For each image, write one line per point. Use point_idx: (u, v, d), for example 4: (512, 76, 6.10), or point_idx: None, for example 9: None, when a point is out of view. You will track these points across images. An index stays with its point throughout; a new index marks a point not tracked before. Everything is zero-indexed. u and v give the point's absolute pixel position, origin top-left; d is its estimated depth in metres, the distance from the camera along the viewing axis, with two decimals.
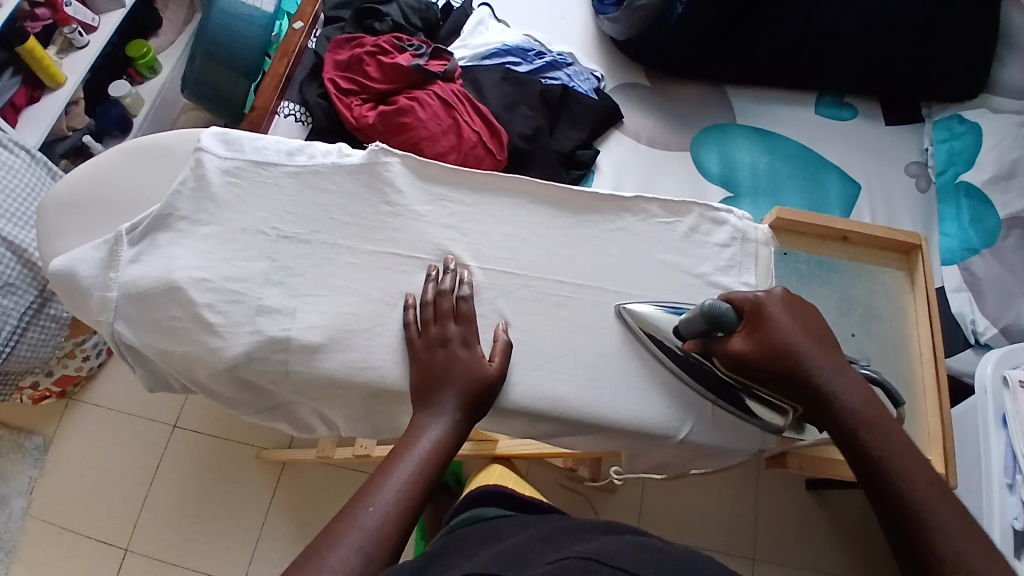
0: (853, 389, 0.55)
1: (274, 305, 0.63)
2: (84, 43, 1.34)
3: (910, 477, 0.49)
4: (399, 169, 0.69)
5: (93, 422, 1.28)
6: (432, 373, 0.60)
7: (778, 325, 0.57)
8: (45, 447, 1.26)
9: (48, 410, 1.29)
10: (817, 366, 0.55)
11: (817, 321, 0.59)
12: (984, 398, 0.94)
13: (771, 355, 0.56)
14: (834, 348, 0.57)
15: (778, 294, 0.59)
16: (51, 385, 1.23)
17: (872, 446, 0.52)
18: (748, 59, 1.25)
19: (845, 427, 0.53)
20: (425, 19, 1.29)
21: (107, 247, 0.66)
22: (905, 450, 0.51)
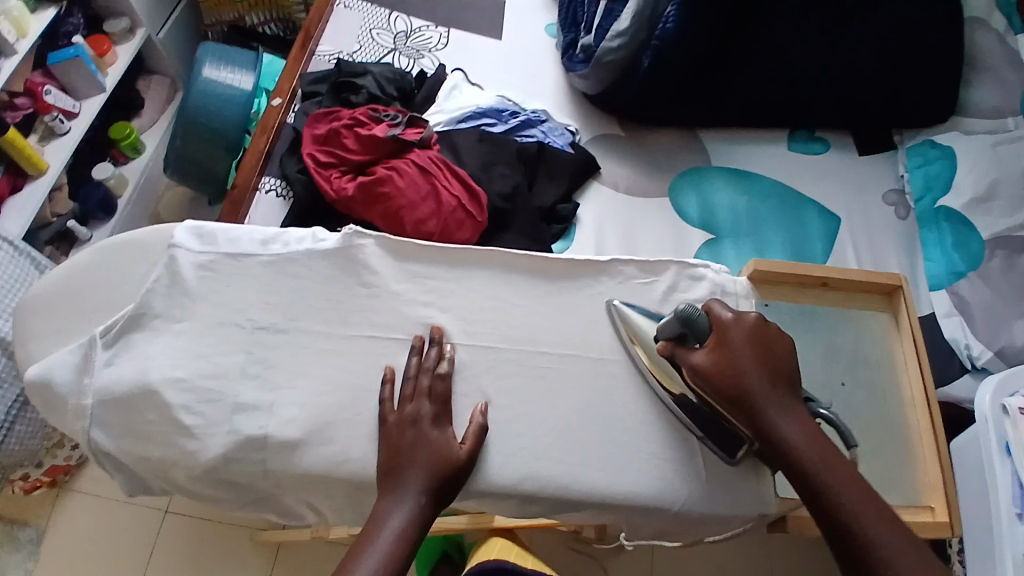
0: (799, 425, 0.58)
1: (251, 401, 0.62)
2: (65, 129, 1.36)
3: (847, 498, 0.54)
4: (374, 250, 0.69)
5: (86, 510, 1.22)
6: (405, 458, 0.58)
7: (738, 353, 0.60)
8: (38, 539, 1.20)
9: (38, 501, 1.22)
10: (768, 404, 0.58)
11: (775, 349, 0.61)
12: (986, 427, 0.90)
13: (730, 374, 0.59)
14: (787, 387, 0.60)
15: (750, 319, 0.62)
16: (40, 476, 1.17)
17: (826, 479, 0.55)
18: (719, 104, 1.27)
19: (794, 462, 0.57)
20: (401, 87, 1.31)
21: (83, 350, 0.65)
22: (855, 489, 0.55)
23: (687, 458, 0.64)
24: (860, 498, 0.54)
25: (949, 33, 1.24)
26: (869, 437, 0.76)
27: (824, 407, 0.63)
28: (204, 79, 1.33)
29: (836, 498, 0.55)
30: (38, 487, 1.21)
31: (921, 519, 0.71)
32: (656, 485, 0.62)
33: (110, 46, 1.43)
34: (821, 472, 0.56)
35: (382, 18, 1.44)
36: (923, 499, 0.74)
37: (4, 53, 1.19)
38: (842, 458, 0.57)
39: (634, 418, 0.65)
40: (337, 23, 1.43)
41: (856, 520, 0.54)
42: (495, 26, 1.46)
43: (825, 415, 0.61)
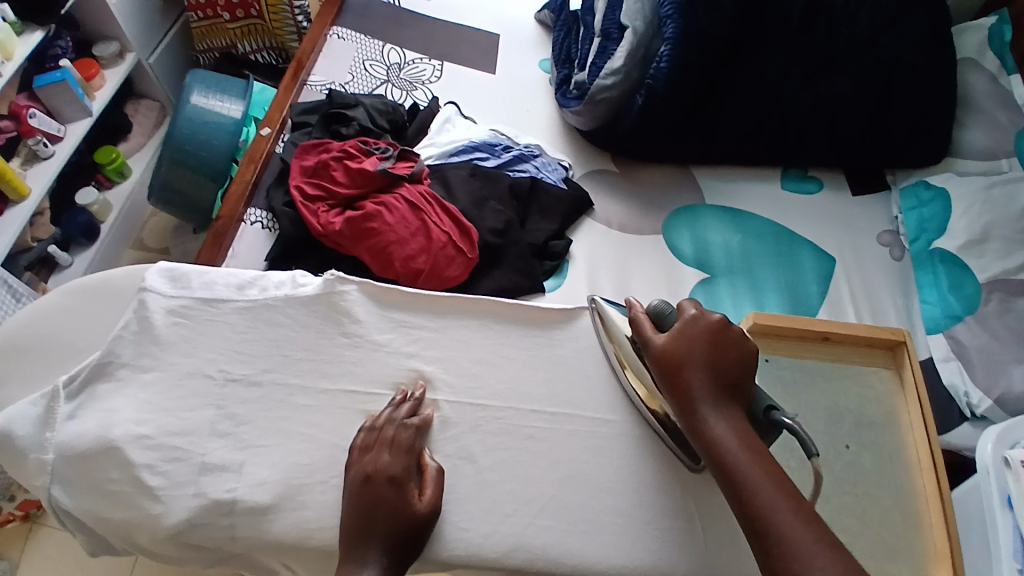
0: (730, 425, 0.56)
1: (220, 461, 0.58)
2: (49, 154, 1.31)
3: (762, 495, 0.52)
4: (357, 297, 0.67)
5: (60, 548, 1.07)
6: (371, 519, 0.53)
7: (685, 351, 0.59)
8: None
9: (10, 534, 1.08)
10: (700, 403, 0.57)
11: (725, 356, 0.59)
12: (988, 479, 0.82)
13: (677, 367, 0.59)
14: (731, 392, 0.58)
15: (714, 318, 0.61)
16: (14, 508, 1.04)
17: (748, 478, 0.53)
18: (711, 143, 1.26)
19: (722, 462, 0.54)
20: (393, 120, 1.29)
21: (45, 401, 0.60)
22: (778, 491, 0.52)
23: (688, 528, 0.60)
24: (784, 505, 0.51)
25: (941, 75, 1.23)
26: (875, 503, 0.74)
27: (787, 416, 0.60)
28: (192, 105, 1.30)
29: (759, 501, 0.52)
30: (9, 520, 1.07)
31: None
32: (652, 557, 0.58)
33: (98, 69, 1.40)
34: (745, 473, 0.53)
35: (376, 50, 1.43)
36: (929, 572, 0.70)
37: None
38: (775, 464, 0.54)
39: (627, 482, 0.61)
40: (330, 53, 1.41)
41: (773, 524, 0.50)
42: (488, 60, 1.46)
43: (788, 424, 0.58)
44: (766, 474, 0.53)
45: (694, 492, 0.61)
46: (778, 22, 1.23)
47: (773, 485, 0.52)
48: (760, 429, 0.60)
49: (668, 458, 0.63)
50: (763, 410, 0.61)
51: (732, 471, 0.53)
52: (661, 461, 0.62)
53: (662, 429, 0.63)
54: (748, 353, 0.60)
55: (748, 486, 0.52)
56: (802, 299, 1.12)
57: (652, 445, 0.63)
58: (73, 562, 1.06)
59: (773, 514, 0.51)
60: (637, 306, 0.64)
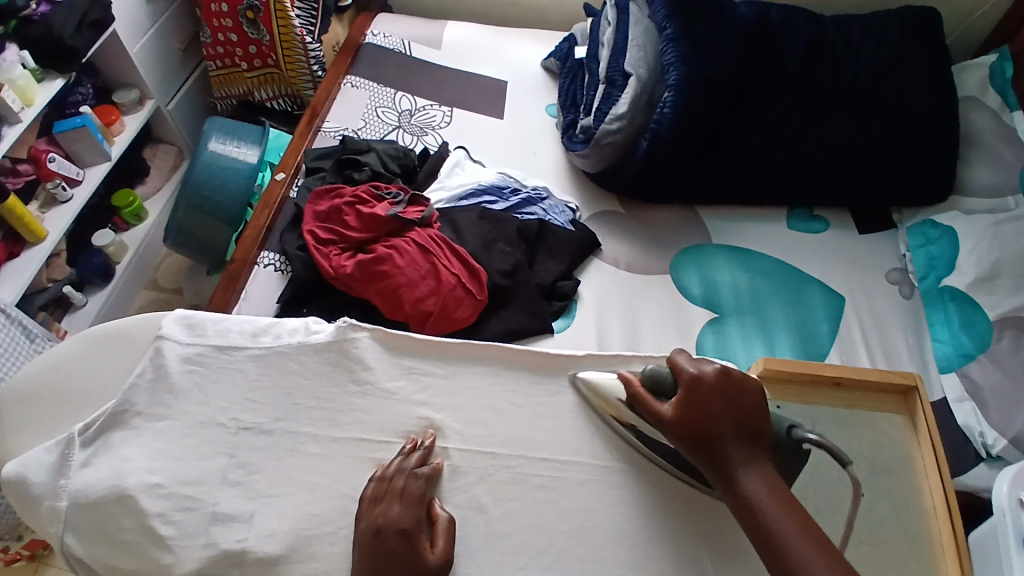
0: (757, 477, 0.55)
1: (231, 511, 0.58)
2: (67, 197, 1.36)
3: (793, 543, 0.52)
4: (368, 344, 0.67)
5: None
6: (381, 571, 0.53)
7: (707, 405, 0.58)
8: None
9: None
10: (732, 459, 0.56)
11: (745, 406, 0.59)
12: (1003, 520, 0.80)
13: (698, 428, 0.57)
14: (754, 442, 0.58)
15: (713, 370, 0.59)
16: (21, 549, 1.04)
17: (778, 529, 0.53)
18: (717, 183, 1.28)
19: (751, 515, 0.54)
20: (404, 164, 1.32)
21: (60, 448, 0.60)
22: (808, 535, 0.52)
23: None
24: (814, 551, 0.51)
25: (941, 116, 1.25)
26: (892, 551, 0.72)
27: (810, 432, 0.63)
28: (210, 151, 1.34)
29: (797, 556, 0.51)
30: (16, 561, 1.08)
31: None
32: None
33: (118, 115, 1.46)
34: (775, 523, 0.53)
35: (387, 97, 1.48)
36: None
37: (7, 121, 1.18)
38: (803, 512, 0.54)
39: (639, 533, 0.60)
40: (343, 101, 1.46)
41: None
42: (496, 106, 1.50)
43: (813, 438, 0.61)
44: (803, 530, 0.53)
45: (708, 544, 0.60)
46: (778, 68, 1.27)
47: (809, 539, 0.52)
48: (786, 454, 0.62)
49: (681, 507, 0.62)
50: (785, 430, 0.63)
51: (765, 526, 0.53)
52: (674, 510, 0.61)
53: (685, 476, 0.62)
54: (762, 399, 0.60)
55: (785, 543, 0.52)
56: (812, 339, 1.11)
57: (665, 494, 0.62)
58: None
59: (814, 570, 0.50)
60: (633, 383, 0.62)
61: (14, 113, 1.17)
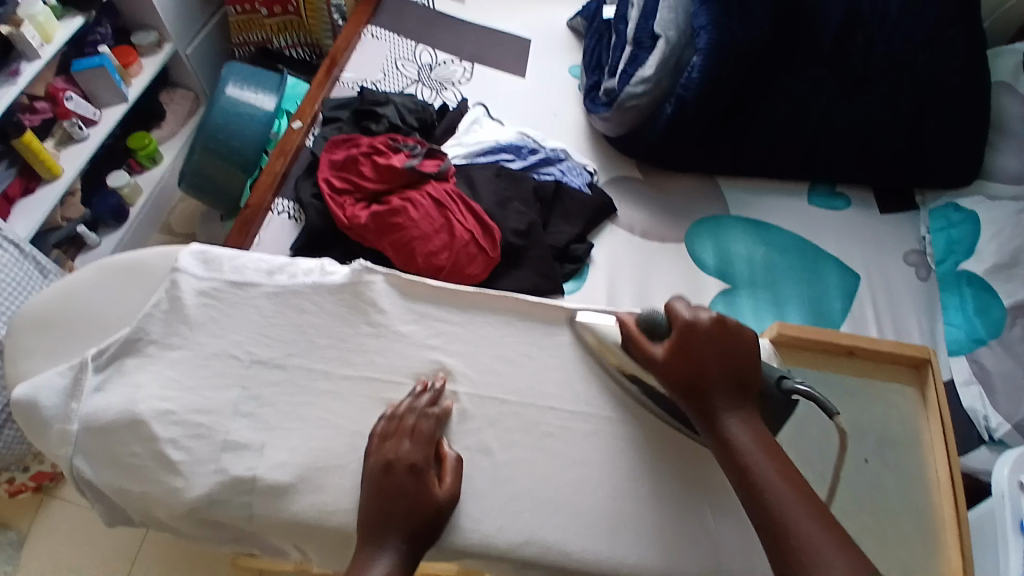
0: (742, 424, 0.56)
1: (242, 440, 0.59)
2: (83, 136, 1.35)
3: (772, 486, 0.52)
4: (383, 287, 0.67)
5: (64, 521, 1.17)
6: (390, 505, 0.54)
7: (699, 350, 0.58)
8: (19, 545, 1.14)
9: (21, 506, 1.18)
10: (718, 405, 0.57)
11: (738, 354, 0.58)
12: (1003, 504, 0.80)
13: (687, 370, 0.57)
14: (743, 389, 0.58)
15: (708, 317, 0.59)
16: (27, 480, 1.14)
17: (758, 474, 0.53)
18: (740, 152, 1.25)
19: (733, 461, 0.54)
20: (421, 118, 1.30)
21: (72, 373, 0.62)
22: (786, 481, 0.52)
23: (701, 534, 0.59)
24: (792, 497, 0.51)
25: (977, 96, 1.21)
26: (891, 521, 0.73)
27: (801, 383, 0.58)
28: (227, 97, 1.33)
29: (773, 497, 0.52)
30: (23, 491, 1.17)
31: None
32: (664, 561, 0.58)
33: (136, 58, 1.44)
34: (757, 470, 0.53)
35: (407, 49, 1.45)
36: None
37: (26, 57, 1.15)
38: (787, 461, 0.54)
39: (643, 484, 0.61)
40: (363, 51, 1.43)
41: (785, 515, 0.51)
42: (519, 64, 1.47)
43: (801, 390, 0.57)
44: (778, 471, 0.53)
45: (710, 498, 0.61)
46: (812, 37, 1.22)
47: (784, 482, 0.52)
48: (773, 405, 0.60)
49: (681, 463, 0.62)
50: (775, 381, 0.60)
51: (746, 471, 0.54)
52: (679, 466, 0.62)
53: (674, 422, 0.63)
54: (755, 350, 0.59)
55: (763, 487, 0.52)
56: (823, 315, 1.11)
57: (671, 450, 0.62)
58: (84, 536, 1.15)
59: (785, 509, 0.51)
60: (628, 324, 0.62)
61: (32, 48, 1.15)
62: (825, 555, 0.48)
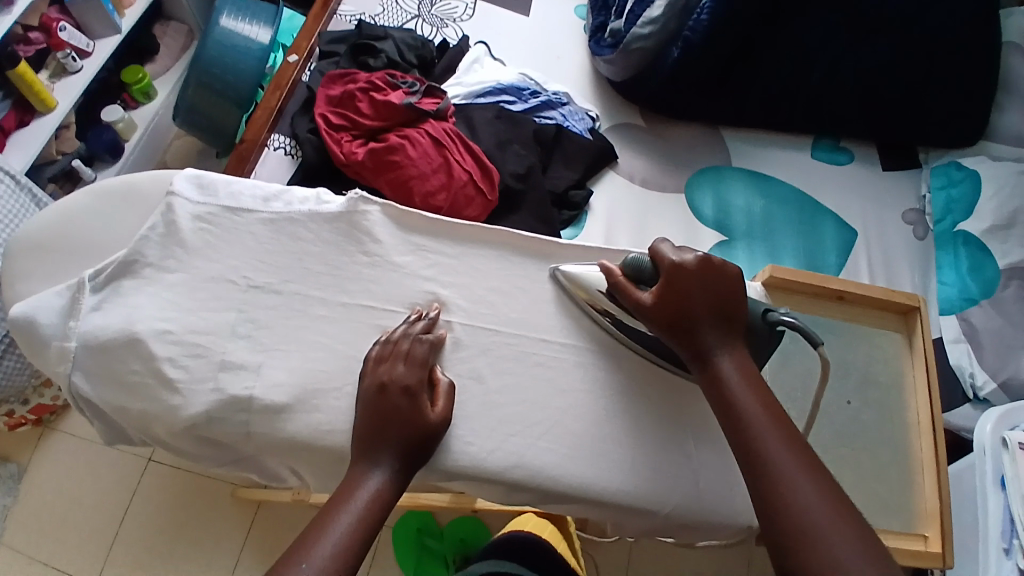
0: (727, 358, 0.57)
1: (240, 360, 0.60)
2: (78, 68, 1.31)
3: (754, 417, 0.53)
4: (378, 218, 0.67)
5: (66, 453, 1.20)
6: (384, 425, 0.55)
7: (685, 288, 0.58)
8: (19, 476, 1.18)
9: (23, 438, 1.21)
10: (704, 340, 0.57)
11: (725, 291, 0.59)
12: (983, 458, 0.86)
13: (676, 310, 0.58)
14: (729, 324, 0.58)
15: (694, 257, 0.59)
16: (27, 412, 1.16)
17: (741, 406, 0.54)
18: (745, 101, 1.23)
19: (718, 394, 0.56)
20: (421, 56, 1.26)
21: (69, 294, 0.62)
22: (768, 411, 0.54)
23: (685, 463, 0.61)
24: (772, 426, 0.53)
25: (990, 50, 1.19)
26: (871, 458, 0.77)
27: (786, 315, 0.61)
28: (221, 28, 1.28)
29: (754, 427, 0.53)
30: (23, 424, 1.20)
31: (914, 547, 0.71)
32: (649, 486, 0.60)
33: None
34: (741, 402, 0.54)
35: None
36: (917, 527, 0.74)
37: None
38: (769, 392, 0.55)
39: (632, 414, 0.63)
40: None
41: (766, 446, 0.52)
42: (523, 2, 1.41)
43: (787, 321, 0.60)
44: (763, 405, 0.54)
45: (694, 430, 0.63)
46: None
47: (767, 416, 0.53)
48: (759, 335, 0.61)
49: (667, 396, 0.64)
50: (760, 313, 0.61)
51: (729, 403, 0.55)
52: (666, 399, 0.63)
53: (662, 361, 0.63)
54: (741, 286, 0.60)
55: (745, 418, 0.54)
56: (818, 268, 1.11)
57: (659, 384, 0.64)
58: (85, 467, 1.19)
59: (767, 439, 0.52)
60: (614, 273, 0.61)
61: None
62: (799, 480, 0.49)
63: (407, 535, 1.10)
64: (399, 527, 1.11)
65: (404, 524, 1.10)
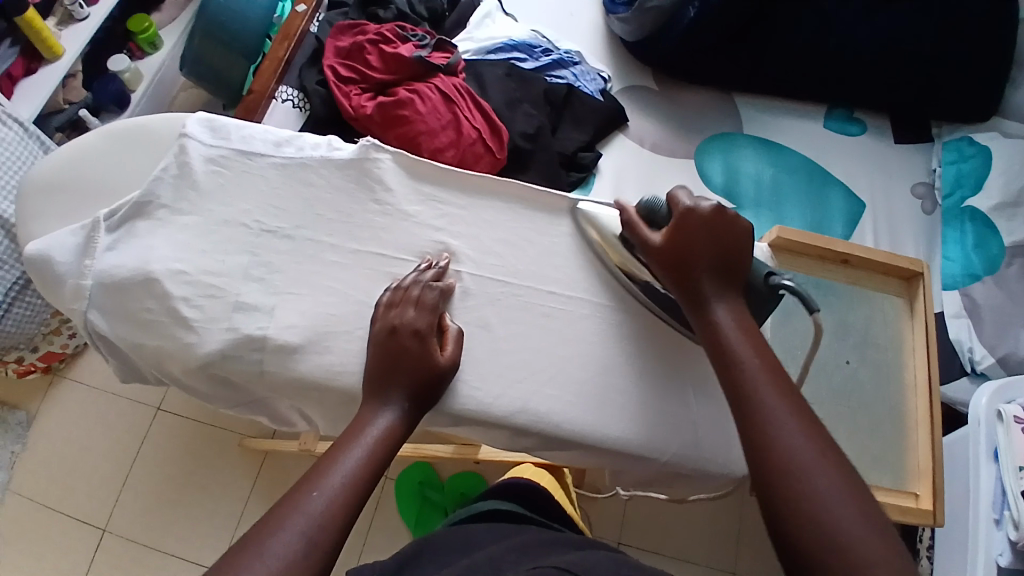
0: (728, 310, 0.57)
1: (253, 302, 0.61)
2: (85, 16, 1.29)
3: (749, 367, 0.54)
4: (390, 166, 0.67)
5: (75, 402, 1.23)
6: (393, 366, 0.57)
7: (692, 238, 0.59)
8: (28, 424, 1.21)
9: (33, 385, 1.24)
10: (706, 290, 0.58)
11: (729, 244, 0.59)
12: (978, 431, 0.88)
13: (683, 255, 0.59)
14: (732, 277, 0.59)
15: (705, 206, 0.59)
16: (36, 360, 1.18)
17: (736, 356, 0.55)
18: (760, 66, 1.21)
19: (716, 344, 0.56)
20: (431, 9, 1.24)
21: (85, 233, 0.63)
22: (763, 365, 0.54)
23: (685, 414, 0.63)
24: (766, 378, 0.53)
25: (1013, 20, 1.16)
26: (867, 417, 0.80)
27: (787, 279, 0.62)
28: None
29: (746, 377, 0.53)
30: (31, 372, 1.22)
31: (905, 502, 0.75)
32: (649, 434, 0.62)
33: None
34: (736, 354, 0.55)
35: None
36: (909, 484, 0.78)
37: None
38: (766, 347, 0.56)
39: (634, 366, 0.64)
40: None
41: (758, 393, 0.52)
42: None
43: (787, 287, 0.60)
44: (757, 355, 0.54)
45: (696, 383, 0.64)
46: None
47: (762, 365, 0.53)
48: (759, 296, 0.61)
49: (670, 350, 0.65)
50: (763, 277, 0.62)
51: (725, 353, 0.55)
52: (669, 353, 0.65)
53: (664, 314, 0.64)
54: (748, 241, 0.60)
55: (739, 368, 0.54)
56: None
57: (663, 338, 0.65)
58: (93, 415, 1.22)
59: (759, 387, 0.52)
60: (628, 210, 0.63)
61: None
62: (788, 429, 0.50)
63: (409, 487, 1.13)
64: (402, 478, 1.14)
65: (407, 477, 1.14)
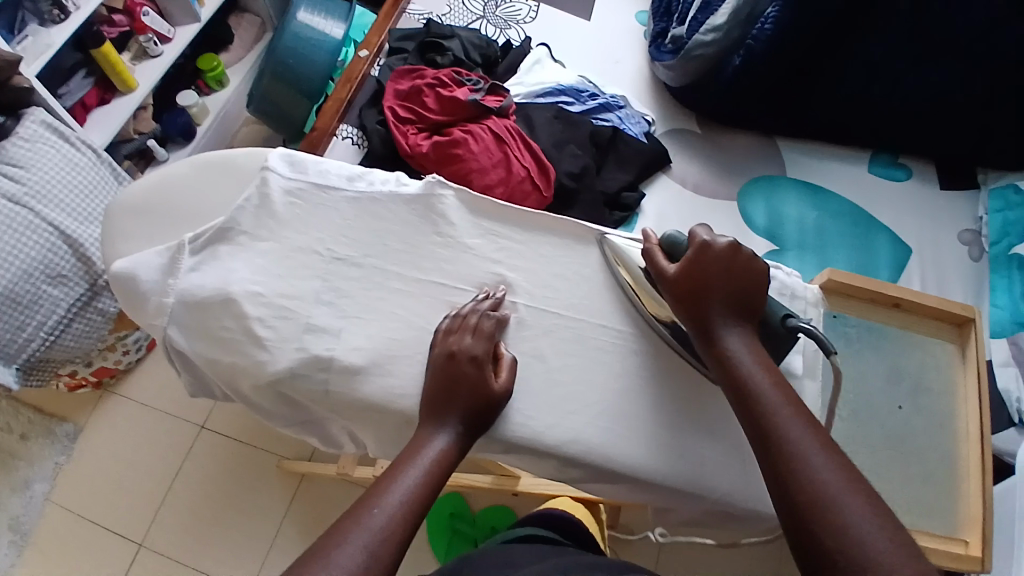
0: (745, 342, 0.59)
1: (322, 324, 0.65)
2: (157, 53, 1.41)
3: (767, 395, 0.55)
4: (453, 202, 0.72)
5: (126, 416, 1.29)
6: (452, 390, 0.60)
7: (709, 273, 0.61)
8: (73, 437, 1.27)
9: (83, 400, 1.31)
10: (719, 320, 0.59)
11: (744, 279, 0.61)
12: None
13: (694, 285, 0.60)
14: (749, 311, 0.60)
15: (724, 242, 0.62)
16: (89, 375, 1.25)
17: (751, 383, 0.56)
18: (804, 113, 1.23)
19: (731, 370, 0.57)
20: (485, 55, 1.31)
21: (170, 254, 0.69)
22: (778, 392, 0.55)
23: (736, 453, 0.64)
24: (783, 406, 0.54)
25: None
26: (918, 463, 0.80)
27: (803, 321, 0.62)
28: (298, 22, 1.35)
29: (764, 404, 0.54)
30: (84, 386, 1.29)
31: (954, 549, 0.75)
32: (700, 470, 0.63)
33: None
34: (752, 381, 0.56)
35: None
36: (960, 531, 0.77)
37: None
38: (783, 380, 0.57)
39: (684, 400, 0.65)
40: None
41: (781, 423, 0.53)
42: (585, 7, 1.45)
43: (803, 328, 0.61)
44: (774, 382, 0.56)
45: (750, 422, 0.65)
46: None
47: (776, 389, 0.55)
48: (778, 338, 0.63)
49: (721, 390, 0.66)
50: (780, 319, 0.63)
51: (740, 380, 0.56)
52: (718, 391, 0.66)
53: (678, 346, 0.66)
54: (761, 281, 0.61)
55: (757, 395, 0.55)
56: None
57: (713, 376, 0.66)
58: (142, 430, 1.27)
59: (779, 416, 0.53)
60: (651, 243, 0.65)
61: None
62: (808, 453, 0.50)
63: (442, 520, 1.13)
64: (434, 511, 1.14)
65: (440, 508, 1.14)
